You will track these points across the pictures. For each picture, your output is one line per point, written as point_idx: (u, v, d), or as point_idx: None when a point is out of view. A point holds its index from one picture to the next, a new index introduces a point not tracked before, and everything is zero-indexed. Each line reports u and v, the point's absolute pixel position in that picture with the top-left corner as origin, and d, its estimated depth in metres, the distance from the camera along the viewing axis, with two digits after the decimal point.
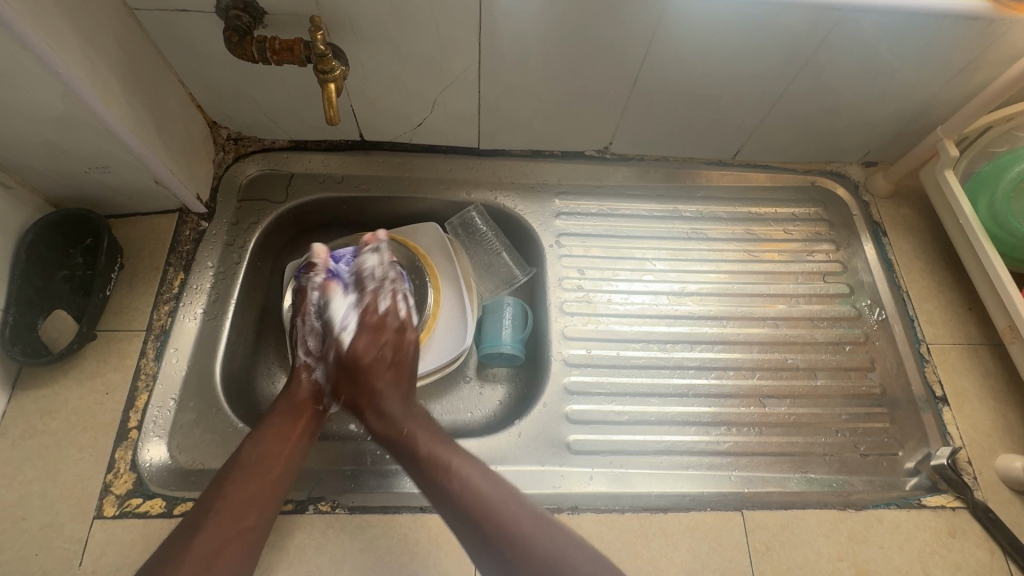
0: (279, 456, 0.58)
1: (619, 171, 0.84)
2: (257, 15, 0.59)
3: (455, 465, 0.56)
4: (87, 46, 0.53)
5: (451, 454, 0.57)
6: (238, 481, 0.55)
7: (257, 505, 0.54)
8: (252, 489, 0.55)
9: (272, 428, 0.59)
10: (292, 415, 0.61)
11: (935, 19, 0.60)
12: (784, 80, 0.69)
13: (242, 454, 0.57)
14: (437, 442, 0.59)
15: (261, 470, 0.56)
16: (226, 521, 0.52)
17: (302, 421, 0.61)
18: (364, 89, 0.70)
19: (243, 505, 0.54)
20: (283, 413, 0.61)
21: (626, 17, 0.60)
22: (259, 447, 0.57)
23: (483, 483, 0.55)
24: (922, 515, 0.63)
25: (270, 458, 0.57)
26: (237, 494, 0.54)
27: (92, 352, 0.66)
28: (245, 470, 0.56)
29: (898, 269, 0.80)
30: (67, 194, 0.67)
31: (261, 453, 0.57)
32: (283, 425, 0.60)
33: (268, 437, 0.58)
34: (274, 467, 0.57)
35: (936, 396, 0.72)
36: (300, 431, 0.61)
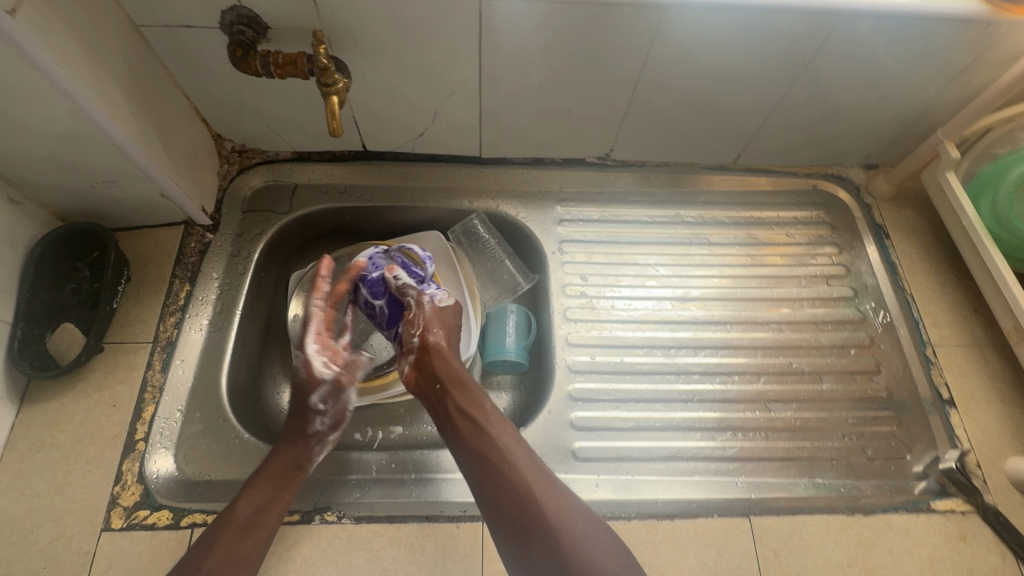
0: (274, 513, 0.56)
1: (621, 177, 0.85)
2: (260, 29, 0.60)
3: (517, 454, 0.58)
4: (94, 63, 0.54)
5: (510, 439, 0.59)
6: (228, 540, 0.54)
7: (247, 562, 0.54)
8: (244, 549, 0.54)
9: (264, 485, 0.57)
10: (290, 475, 0.59)
11: (932, 22, 0.61)
12: (785, 85, 0.69)
13: (227, 511, 0.56)
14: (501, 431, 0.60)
15: (251, 532, 0.55)
16: None
17: (295, 477, 0.59)
18: (367, 101, 0.70)
19: (231, 561, 0.54)
20: (271, 468, 0.59)
21: (626, 26, 0.61)
22: (244, 505, 0.56)
23: (535, 476, 0.56)
24: (931, 519, 0.63)
25: (262, 512, 0.56)
26: (227, 554, 0.54)
27: (100, 365, 0.66)
28: (234, 530, 0.55)
29: (901, 271, 0.80)
30: (75, 208, 0.68)
31: (250, 514, 0.56)
32: (275, 482, 0.58)
33: (254, 492, 0.57)
34: (265, 528, 0.56)
35: (943, 399, 0.71)
36: (293, 486, 0.59)
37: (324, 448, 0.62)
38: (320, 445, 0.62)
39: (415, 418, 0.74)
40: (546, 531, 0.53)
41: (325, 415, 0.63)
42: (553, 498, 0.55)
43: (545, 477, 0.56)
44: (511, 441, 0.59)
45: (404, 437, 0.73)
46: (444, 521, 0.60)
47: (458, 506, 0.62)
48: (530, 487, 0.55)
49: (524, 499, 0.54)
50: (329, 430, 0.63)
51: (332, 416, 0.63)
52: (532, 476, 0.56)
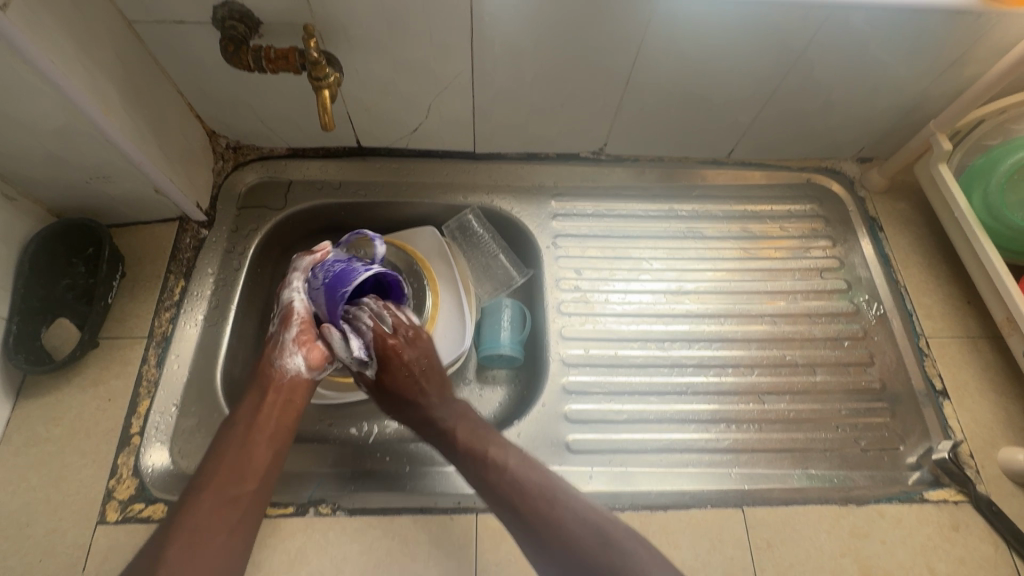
0: (261, 429, 0.58)
1: (615, 171, 0.85)
2: (252, 25, 0.60)
3: (503, 455, 0.59)
4: (87, 59, 0.54)
5: (503, 449, 0.59)
6: (219, 458, 0.55)
7: (242, 477, 0.55)
8: (235, 463, 0.55)
9: (246, 406, 0.59)
10: (264, 387, 0.60)
11: (922, 14, 0.61)
12: (776, 78, 0.70)
13: (220, 436, 0.58)
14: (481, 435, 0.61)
15: (239, 448, 0.56)
16: (208, 505, 0.53)
17: (278, 394, 0.60)
18: (360, 96, 0.71)
19: (225, 478, 0.54)
20: (258, 390, 0.60)
21: (617, 20, 0.61)
22: (236, 426, 0.58)
23: (535, 479, 0.57)
24: (924, 509, 0.63)
25: (253, 428, 0.58)
26: (219, 471, 0.55)
27: (95, 360, 0.66)
28: (230, 450, 0.56)
29: (895, 263, 0.80)
30: (70, 204, 0.68)
31: (239, 430, 0.57)
32: (257, 398, 0.59)
33: (246, 414, 0.58)
34: (255, 440, 0.57)
35: (937, 390, 0.71)
36: (277, 405, 0.60)
37: (283, 348, 0.62)
38: (279, 346, 0.62)
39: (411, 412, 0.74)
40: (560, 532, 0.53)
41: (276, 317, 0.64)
42: (558, 494, 0.56)
43: (537, 473, 0.57)
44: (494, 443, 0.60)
45: (400, 432, 0.72)
46: (438, 513, 0.60)
47: (452, 498, 0.62)
48: (520, 481, 0.56)
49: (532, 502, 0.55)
50: (280, 330, 0.63)
51: (281, 316, 0.64)
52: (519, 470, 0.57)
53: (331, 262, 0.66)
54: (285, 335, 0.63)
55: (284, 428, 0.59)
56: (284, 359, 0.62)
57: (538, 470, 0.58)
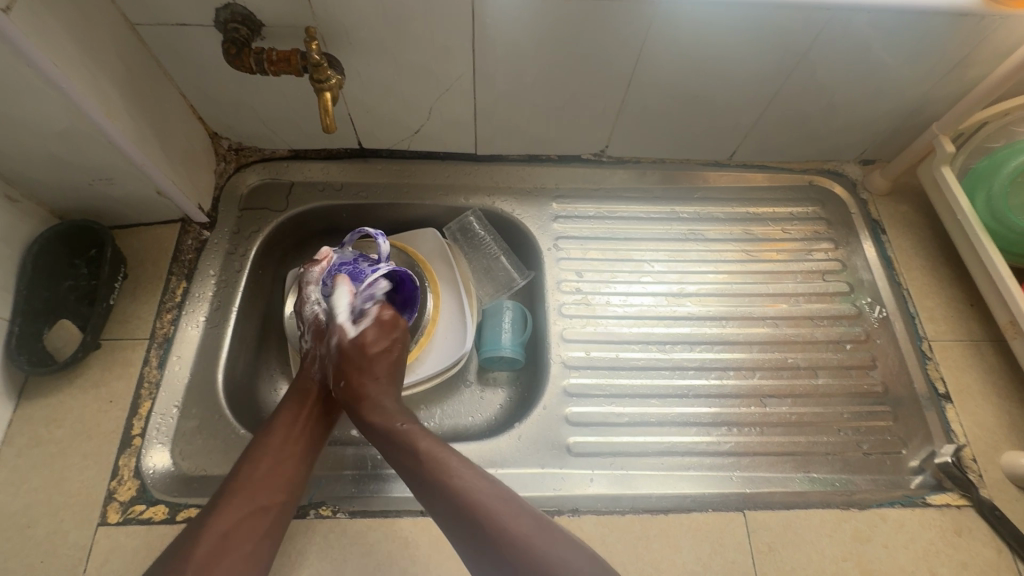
0: (295, 439, 0.60)
1: (617, 174, 0.85)
2: (254, 27, 0.61)
3: (461, 470, 0.55)
4: (90, 61, 0.55)
5: (463, 470, 0.55)
6: (253, 463, 0.57)
7: (274, 485, 0.56)
8: (267, 471, 0.57)
9: (282, 415, 0.61)
10: (300, 399, 0.63)
11: (925, 16, 0.60)
12: (778, 80, 0.69)
13: (256, 441, 0.59)
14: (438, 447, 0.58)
15: (273, 456, 0.58)
16: (237, 511, 0.54)
17: (312, 408, 0.63)
18: (362, 98, 0.71)
19: (257, 485, 0.56)
20: (296, 401, 0.63)
21: (618, 22, 0.61)
22: (272, 434, 0.59)
23: (497, 496, 0.53)
24: (926, 514, 0.63)
25: (286, 439, 0.59)
26: (251, 476, 0.56)
27: (98, 361, 0.66)
28: (265, 458, 0.57)
29: (898, 266, 0.80)
30: (73, 206, 0.68)
31: (275, 437, 0.59)
32: (293, 409, 0.62)
33: (283, 423, 0.60)
34: (287, 450, 0.59)
35: (939, 393, 0.71)
36: (312, 418, 0.62)
37: (320, 363, 0.66)
38: (316, 361, 0.66)
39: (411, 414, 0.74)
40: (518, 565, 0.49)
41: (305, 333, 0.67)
42: (517, 518, 0.51)
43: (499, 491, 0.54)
44: (451, 458, 0.56)
45: None
46: None
47: None
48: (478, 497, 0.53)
49: (490, 530, 0.51)
50: (313, 345, 0.66)
51: (310, 329, 0.67)
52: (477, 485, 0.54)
53: (338, 264, 0.71)
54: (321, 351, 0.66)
55: (315, 441, 0.61)
56: (322, 373, 0.65)
57: (499, 491, 0.54)
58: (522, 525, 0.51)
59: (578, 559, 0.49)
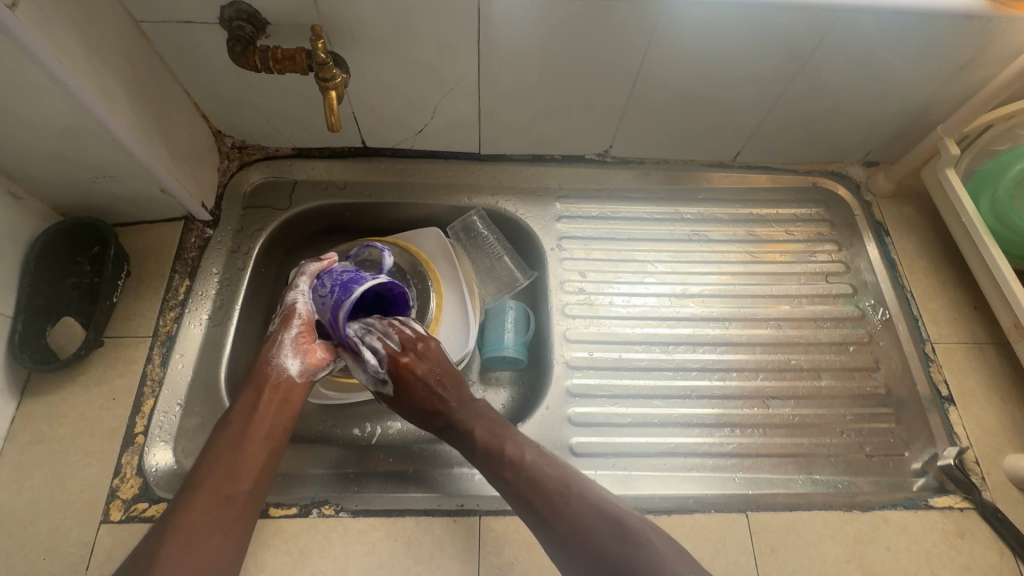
0: (257, 429, 0.57)
1: (620, 174, 0.85)
2: (260, 25, 0.60)
3: (525, 452, 0.59)
4: (94, 59, 0.54)
5: (524, 447, 0.60)
6: (211, 459, 0.55)
7: (235, 478, 0.55)
8: (227, 463, 0.55)
9: (239, 404, 0.59)
10: (258, 385, 0.60)
11: (931, 18, 0.60)
12: (784, 81, 0.69)
13: (216, 432, 0.58)
14: (501, 431, 0.62)
15: (234, 449, 0.56)
16: (201, 506, 0.53)
17: (273, 394, 0.59)
18: (366, 97, 0.71)
19: (218, 478, 0.54)
20: (254, 388, 0.60)
21: (624, 23, 0.61)
22: (231, 425, 0.57)
23: (555, 471, 0.58)
24: (929, 516, 0.63)
25: (245, 428, 0.57)
26: (211, 470, 0.55)
27: (100, 359, 0.66)
28: (226, 449, 0.56)
29: (901, 268, 0.80)
30: (76, 203, 0.68)
31: (233, 428, 0.57)
32: (251, 398, 0.59)
33: (241, 413, 0.58)
34: (247, 439, 0.57)
35: (942, 396, 0.71)
36: (274, 403, 0.59)
37: (279, 347, 0.62)
38: (276, 345, 0.62)
39: None
40: (576, 530, 0.53)
41: (277, 317, 0.64)
42: (572, 489, 0.56)
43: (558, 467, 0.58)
44: (517, 443, 0.60)
45: (403, 433, 0.73)
46: (441, 515, 0.60)
47: (455, 500, 0.62)
48: (540, 471, 0.57)
49: (550, 499, 0.55)
50: (278, 329, 0.63)
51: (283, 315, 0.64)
52: (539, 462, 0.58)
53: (339, 271, 0.65)
54: (284, 334, 0.63)
55: (279, 428, 0.59)
56: (279, 358, 0.61)
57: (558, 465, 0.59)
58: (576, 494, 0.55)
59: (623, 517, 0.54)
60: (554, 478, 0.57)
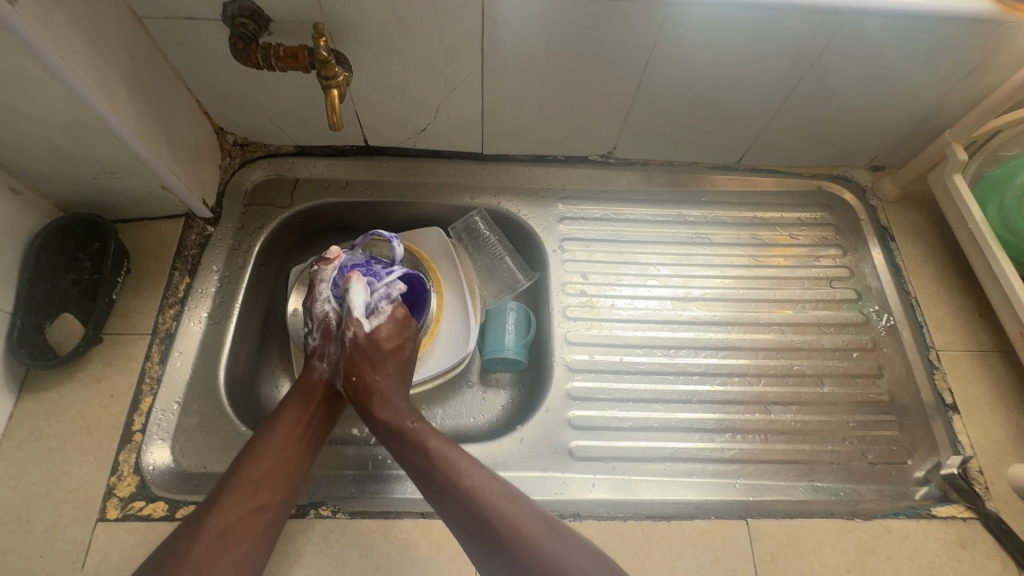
0: (297, 439, 0.59)
1: (624, 176, 0.84)
2: (263, 23, 0.60)
3: (473, 474, 0.55)
4: (96, 55, 0.54)
5: (471, 471, 0.55)
6: (252, 462, 0.56)
7: (272, 485, 0.56)
8: (267, 469, 0.56)
9: (286, 411, 0.61)
10: (304, 398, 0.62)
11: (940, 22, 0.60)
12: (790, 84, 0.69)
13: (258, 436, 0.58)
14: (448, 448, 0.58)
15: (274, 456, 0.57)
16: (239, 509, 0.53)
17: (318, 407, 0.62)
18: (369, 96, 0.70)
19: (256, 483, 0.55)
20: (300, 399, 0.62)
21: (629, 23, 0.60)
22: (274, 431, 0.59)
23: (504, 499, 0.54)
24: (932, 525, 0.62)
25: (288, 437, 0.59)
26: (250, 474, 0.55)
27: (98, 355, 0.66)
28: (268, 455, 0.57)
29: (906, 273, 0.79)
30: (77, 199, 0.68)
31: (277, 434, 0.58)
32: (298, 407, 0.61)
33: (286, 422, 0.60)
34: (288, 448, 0.58)
35: (947, 404, 0.70)
36: (316, 415, 0.62)
37: (326, 361, 0.65)
38: (323, 359, 0.65)
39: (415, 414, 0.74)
40: (530, 565, 0.50)
41: (313, 331, 0.67)
42: (526, 521, 0.52)
43: (510, 496, 0.54)
44: (467, 464, 0.56)
45: None
46: (439, 518, 0.60)
47: None
48: (487, 502, 0.53)
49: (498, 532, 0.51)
50: (320, 342, 0.66)
51: (319, 327, 0.67)
52: (488, 489, 0.54)
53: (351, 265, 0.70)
54: (329, 347, 0.66)
55: (316, 438, 0.61)
56: (327, 373, 0.65)
57: (508, 493, 0.54)
58: (531, 527, 0.52)
59: (582, 556, 0.50)
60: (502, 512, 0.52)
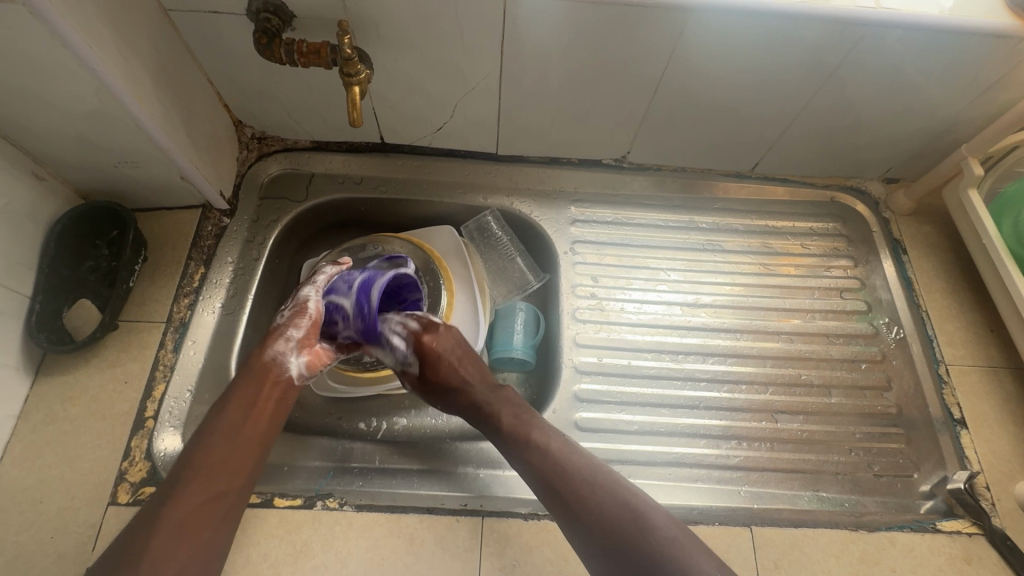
0: (252, 423, 0.57)
1: (636, 180, 0.84)
2: (286, 18, 0.61)
3: (548, 436, 0.60)
4: (123, 46, 0.55)
5: (544, 433, 0.60)
6: (206, 449, 0.54)
7: (228, 472, 0.54)
8: (219, 457, 0.54)
9: (237, 394, 0.58)
10: (257, 379, 0.60)
11: (961, 36, 0.60)
12: (807, 94, 0.69)
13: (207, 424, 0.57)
14: (523, 416, 0.62)
15: (228, 442, 0.55)
16: (194, 498, 0.51)
17: (271, 389, 0.60)
18: (387, 93, 0.71)
19: (211, 471, 0.53)
20: (250, 382, 0.60)
21: (648, 28, 0.60)
22: (225, 416, 0.57)
23: (578, 458, 0.58)
24: (937, 540, 0.62)
25: (241, 422, 0.57)
26: (204, 462, 0.53)
27: (114, 342, 0.67)
28: (222, 440, 0.55)
29: (917, 287, 0.79)
30: (97, 187, 0.69)
31: (229, 419, 0.56)
32: (249, 390, 0.59)
33: (235, 407, 0.57)
34: (242, 433, 0.56)
35: (955, 418, 0.70)
36: (271, 399, 0.60)
37: (285, 339, 0.63)
38: (281, 337, 0.63)
39: (422, 411, 0.74)
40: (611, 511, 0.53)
41: (286, 308, 0.66)
42: (599, 477, 0.56)
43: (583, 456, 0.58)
44: (542, 429, 0.60)
45: (407, 429, 0.73)
46: (445, 514, 0.60)
47: (459, 500, 0.62)
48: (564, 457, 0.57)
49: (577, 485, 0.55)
50: (287, 322, 0.64)
51: (292, 308, 0.65)
52: (562, 448, 0.58)
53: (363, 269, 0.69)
54: (291, 328, 0.64)
55: (273, 423, 0.59)
56: (282, 353, 0.62)
57: (581, 456, 0.58)
58: (606, 482, 0.55)
59: (654, 514, 0.53)
60: (578, 466, 0.57)
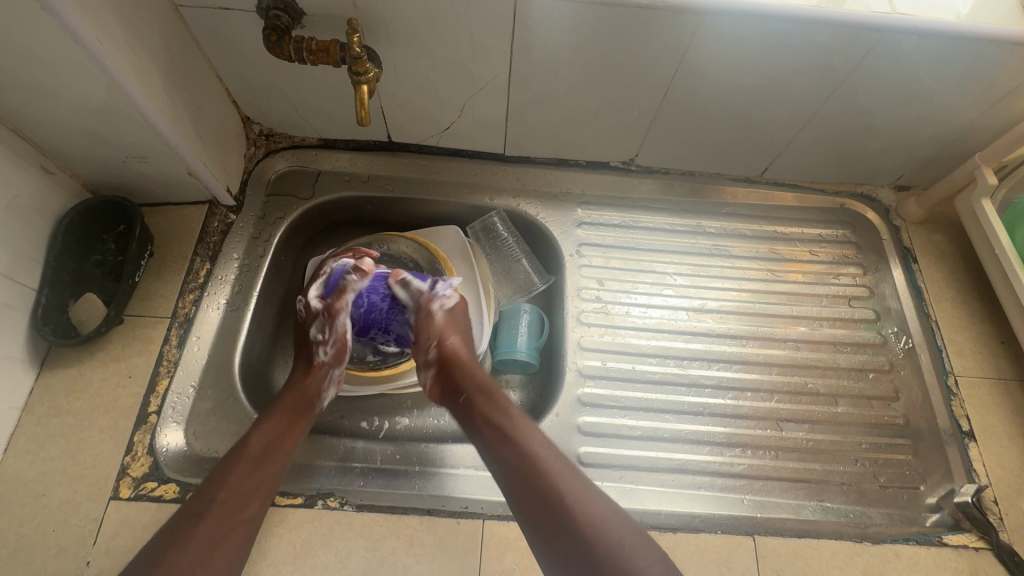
0: (285, 449, 0.58)
1: (644, 183, 0.84)
2: (297, 15, 0.61)
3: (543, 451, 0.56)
4: (134, 42, 0.55)
5: (540, 448, 0.57)
6: (236, 469, 0.55)
7: (258, 497, 0.55)
8: (250, 480, 0.55)
9: (276, 416, 0.60)
10: (298, 407, 0.62)
11: (977, 44, 0.59)
12: (818, 99, 0.68)
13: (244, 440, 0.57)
14: (520, 427, 0.59)
15: (263, 464, 0.56)
16: (226, 519, 0.52)
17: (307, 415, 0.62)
18: (396, 92, 0.71)
19: (244, 494, 0.54)
20: (290, 408, 0.61)
21: (660, 30, 0.60)
22: (261, 438, 0.57)
23: (571, 479, 0.54)
24: (942, 554, 0.61)
25: (275, 448, 0.57)
26: (237, 484, 0.54)
27: (119, 336, 0.67)
28: (255, 462, 0.56)
29: (927, 297, 0.78)
30: (106, 182, 0.69)
31: (266, 441, 0.57)
32: (290, 415, 0.60)
33: (272, 429, 0.58)
34: (278, 457, 0.57)
35: (963, 430, 0.69)
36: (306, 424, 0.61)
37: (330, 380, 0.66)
38: (326, 378, 0.65)
39: (425, 411, 0.74)
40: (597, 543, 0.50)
41: (326, 344, 0.66)
42: (590, 504, 0.52)
43: (577, 479, 0.55)
44: (536, 442, 0.57)
45: (409, 429, 0.73)
46: (445, 516, 0.60)
47: (460, 502, 0.62)
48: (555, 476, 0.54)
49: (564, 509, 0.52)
50: (331, 361, 0.66)
51: (333, 346, 0.66)
52: (555, 465, 0.55)
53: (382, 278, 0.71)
54: (335, 369, 0.66)
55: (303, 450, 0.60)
56: (325, 392, 0.65)
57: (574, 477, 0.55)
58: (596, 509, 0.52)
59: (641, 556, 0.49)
60: (568, 489, 0.53)
